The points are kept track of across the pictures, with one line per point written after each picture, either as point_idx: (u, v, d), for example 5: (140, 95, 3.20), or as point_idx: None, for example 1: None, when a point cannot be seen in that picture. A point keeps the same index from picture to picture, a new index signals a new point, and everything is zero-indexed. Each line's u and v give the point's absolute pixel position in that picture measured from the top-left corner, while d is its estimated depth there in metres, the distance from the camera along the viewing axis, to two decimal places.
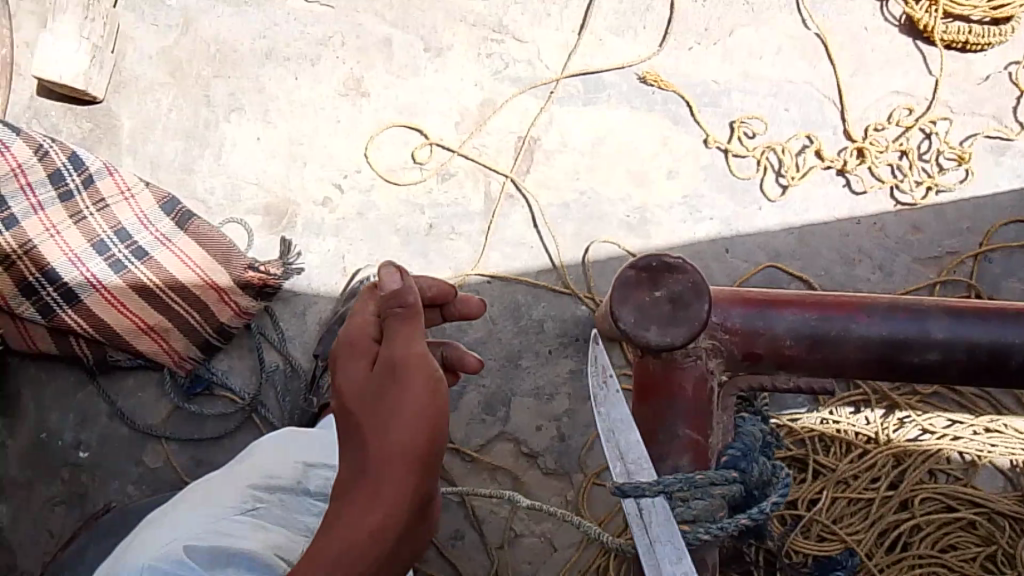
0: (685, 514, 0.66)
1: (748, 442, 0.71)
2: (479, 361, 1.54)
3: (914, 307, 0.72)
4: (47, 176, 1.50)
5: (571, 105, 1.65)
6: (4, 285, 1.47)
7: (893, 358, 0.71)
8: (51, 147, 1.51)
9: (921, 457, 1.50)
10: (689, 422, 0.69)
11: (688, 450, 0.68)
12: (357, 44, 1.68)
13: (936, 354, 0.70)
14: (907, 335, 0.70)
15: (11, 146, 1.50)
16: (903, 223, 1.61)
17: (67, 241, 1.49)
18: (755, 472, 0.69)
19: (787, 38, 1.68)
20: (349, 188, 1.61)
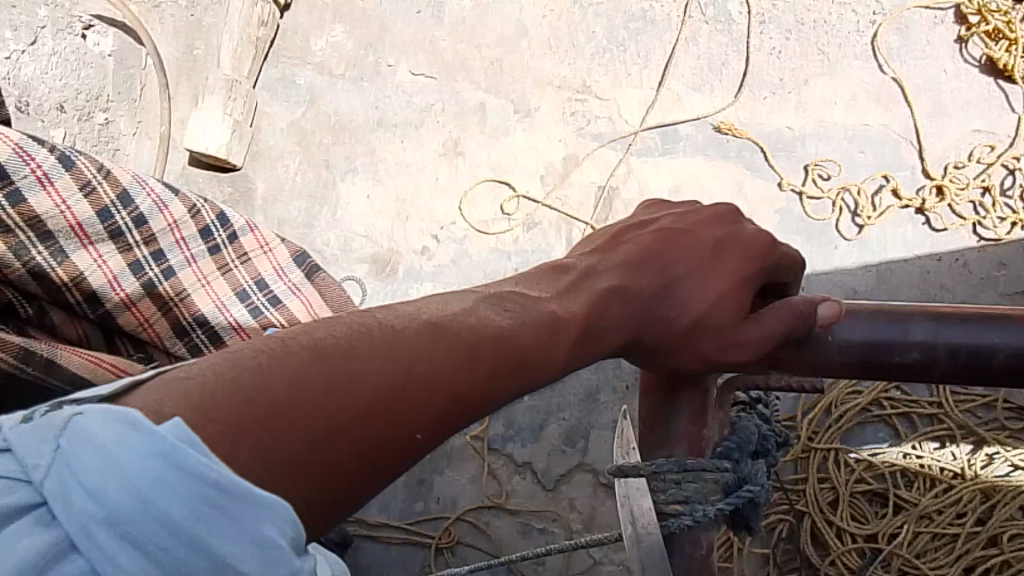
0: (679, 494, 0.65)
1: (745, 437, 0.69)
2: (559, 397, 1.58)
3: (896, 309, 0.71)
4: (198, 230, 1.34)
5: (649, 156, 1.76)
6: (161, 328, 1.26)
7: (875, 359, 0.70)
8: (204, 205, 1.36)
9: (1012, 493, 1.42)
10: (689, 416, 0.69)
11: (687, 441, 0.68)
12: (455, 110, 1.88)
13: (917, 353, 0.69)
14: (887, 338, 0.69)
15: (170, 204, 1.30)
16: (987, 260, 1.59)
17: (216, 290, 1.33)
18: (747, 467, 0.68)
19: (863, 84, 1.74)
20: (445, 238, 1.78)
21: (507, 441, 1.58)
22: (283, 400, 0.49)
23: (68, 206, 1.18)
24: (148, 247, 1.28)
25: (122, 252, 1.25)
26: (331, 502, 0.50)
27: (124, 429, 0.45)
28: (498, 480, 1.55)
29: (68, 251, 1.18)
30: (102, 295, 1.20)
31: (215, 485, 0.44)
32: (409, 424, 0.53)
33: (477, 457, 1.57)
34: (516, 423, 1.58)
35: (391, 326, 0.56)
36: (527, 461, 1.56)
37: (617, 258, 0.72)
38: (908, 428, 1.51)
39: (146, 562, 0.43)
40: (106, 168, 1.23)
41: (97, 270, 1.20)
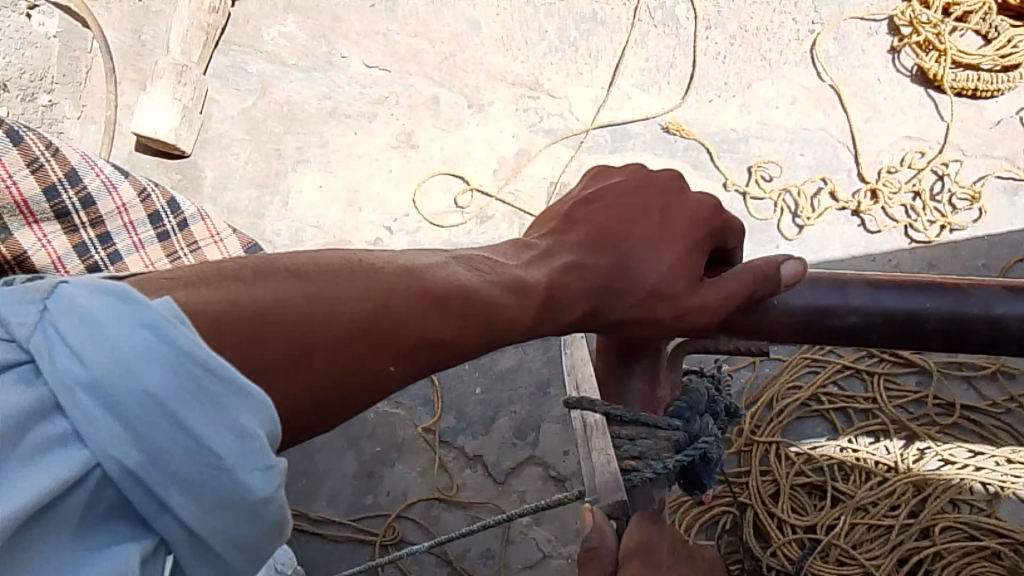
0: (634, 450, 0.71)
1: (695, 398, 0.73)
2: (510, 389, 1.63)
3: (835, 277, 0.72)
4: (148, 216, 1.36)
5: (600, 152, 1.80)
6: None
7: (817, 323, 0.71)
8: (153, 190, 1.37)
9: (942, 487, 1.49)
10: (643, 374, 0.74)
11: (639, 400, 0.73)
12: (408, 103, 1.88)
13: (856, 317, 0.70)
14: (828, 302, 0.70)
15: (119, 186, 1.33)
16: (918, 259, 1.67)
17: None
18: (697, 424, 0.71)
19: (803, 89, 1.82)
20: (398, 230, 1.79)
21: (457, 434, 1.61)
22: (263, 317, 0.52)
23: (13, 182, 1.21)
24: (96, 229, 1.31)
25: (68, 233, 1.28)
26: (307, 410, 0.54)
27: (112, 298, 0.46)
28: (448, 474, 1.58)
29: (10, 228, 1.22)
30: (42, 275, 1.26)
31: (201, 364, 0.46)
32: (377, 357, 0.56)
33: (428, 450, 1.60)
34: (468, 415, 1.62)
35: (367, 267, 0.59)
36: (478, 454, 1.59)
37: (570, 237, 0.70)
38: (845, 422, 1.58)
39: (124, 427, 0.44)
40: (54, 146, 1.25)
41: (40, 250, 1.25)
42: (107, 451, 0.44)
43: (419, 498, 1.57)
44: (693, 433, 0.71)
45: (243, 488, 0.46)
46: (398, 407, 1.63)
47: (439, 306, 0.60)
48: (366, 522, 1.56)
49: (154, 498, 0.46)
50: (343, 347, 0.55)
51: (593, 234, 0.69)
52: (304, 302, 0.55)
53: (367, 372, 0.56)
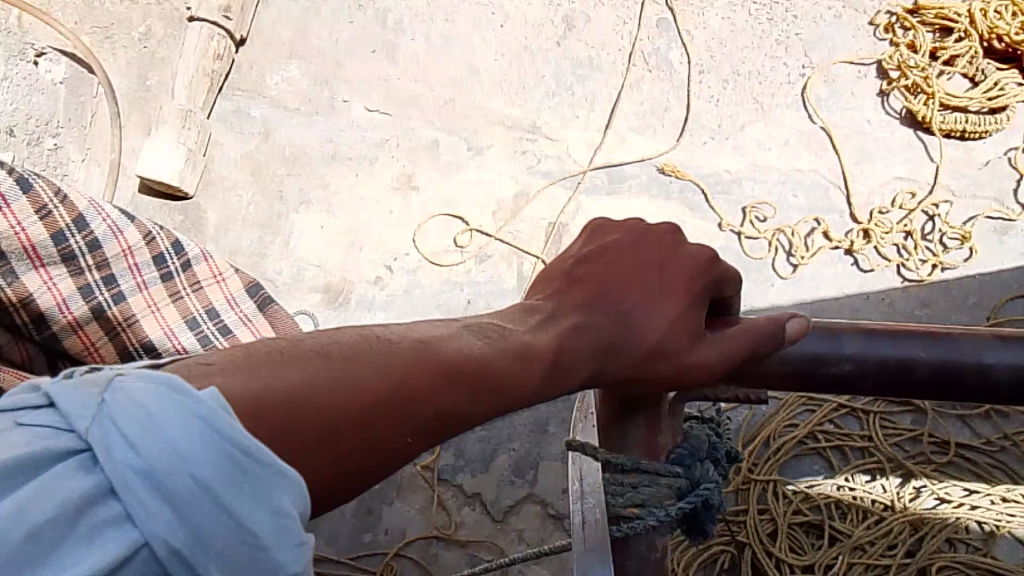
0: (636, 497, 0.74)
1: (695, 445, 0.78)
2: (510, 425, 1.69)
3: (829, 325, 0.73)
4: (152, 257, 1.42)
5: (596, 194, 1.84)
6: (106, 353, 1.32)
7: (813, 372, 0.72)
8: (159, 233, 1.43)
9: (938, 525, 1.50)
10: (644, 424, 0.76)
11: (641, 446, 0.76)
12: (409, 145, 1.92)
13: (850, 365, 0.72)
14: (822, 351, 0.72)
15: (125, 230, 1.38)
16: (911, 299, 1.68)
17: (165, 316, 1.40)
18: (697, 471, 0.76)
19: (795, 132, 1.86)
20: (398, 269, 1.81)
21: (456, 471, 1.66)
22: (297, 409, 0.54)
23: (23, 228, 1.25)
24: (100, 272, 1.35)
25: (74, 276, 1.32)
26: (340, 488, 0.56)
27: (167, 393, 0.46)
28: (446, 512, 1.63)
29: (18, 272, 1.24)
30: (48, 317, 1.25)
31: (246, 451, 0.46)
32: (398, 433, 0.58)
33: (427, 488, 1.65)
34: (467, 452, 1.68)
35: (383, 343, 0.61)
36: (477, 492, 1.64)
37: (574, 299, 0.70)
38: (842, 461, 1.60)
39: (173, 512, 0.44)
40: (64, 193, 1.30)
41: (46, 292, 1.27)
42: (156, 530, 0.43)
43: (417, 536, 1.61)
44: (693, 480, 0.76)
45: (279, 565, 0.47)
46: None
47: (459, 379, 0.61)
48: (364, 561, 1.59)
49: (194, 574, 0.44)
50: (372, 422, 0.57)
51: (591, 294, 0.70)
52: (333, 380, 0.57)
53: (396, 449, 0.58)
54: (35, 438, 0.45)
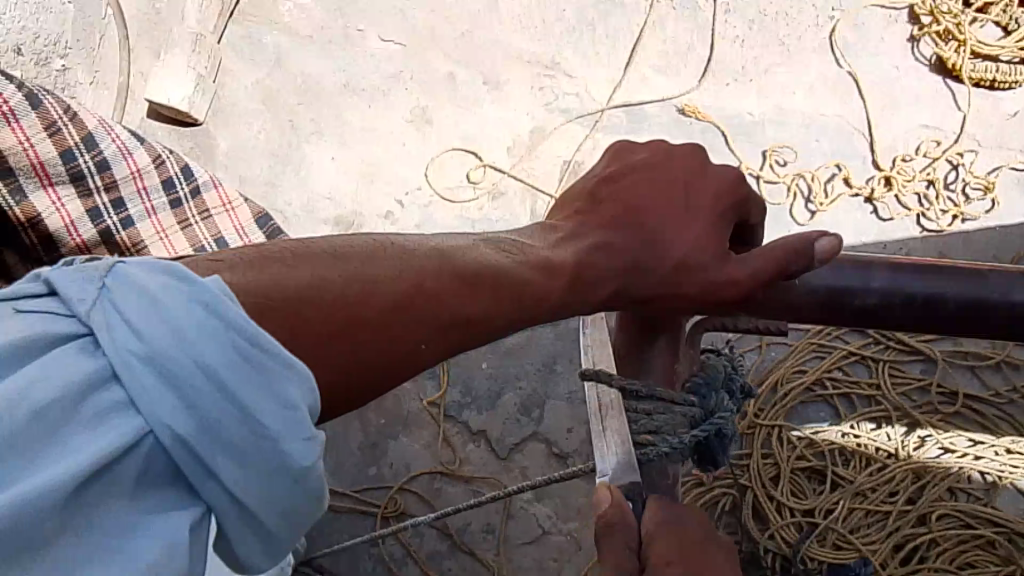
0: (651, 425, 0.74)
1: (713, 374, 0.78)
2: (518, 365, 1.68)
3: (858, 258, 0.69)
4: (161, 182, 1.59)
5: (614, 133, 1.80)
6: None
7: (840, 303, 0.68)
8: (168, 158, 1.60)
9: (940, 474, 1.50)
10: (662, 355, 0.77)
11: (659, 374, 0.77)
12: (424, 79, 1.88)
13: (875, 299, 0.68)
14: (852, 283, 0.68)
15: (134, 153, 1.55)
16: (930, 248, 1.67)
17: (174, 243, 1.59)
18: (713, 401, 0.76)
19: (821, 76, 1.81)
20: (410, 203, 1.78)
21: (463, 408, 1.66)
22: (305, 305, 0.54)
23: (31, 143, 1.42)
24: (110, 195, 1.53)
25: (82, 197, 1.50)
26: (352, 390, 0.56)
27: (171, 280, 0.47)
28: (452, 448, 1.63)
29: (27, 191, 1.44)
30: (59, 239, 1.47)
31: (250, 340, 0.46)
32: (412, 332, 0.58)
33: (433, 423, 1.65)
34: (474, 389, 1.67)
35: (399, 250, 0.61)
36: (483, 429, 1.64)
37: (593, 221, 0.69)
38: (848, 409, 1.59)
39: (180, 399, 0.45)
40: (72, 113, 1.47)
41: (55, 213, 1.46)
42: (161, 417, 0.44)
43: (423, 470, 1.61)
44: (709, 409, 0.76)
45: (287, 458, 0.47)
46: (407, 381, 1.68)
47: (473, 291, 0.61)
48: (370, 494, 1.60)
49: (199, 463, 0.45)
50: (387, 332, 0.57)
51: (618, 213, 0.68)
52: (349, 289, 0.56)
53: (412, 358, 0.58)
54: (35, 322, 0.45)
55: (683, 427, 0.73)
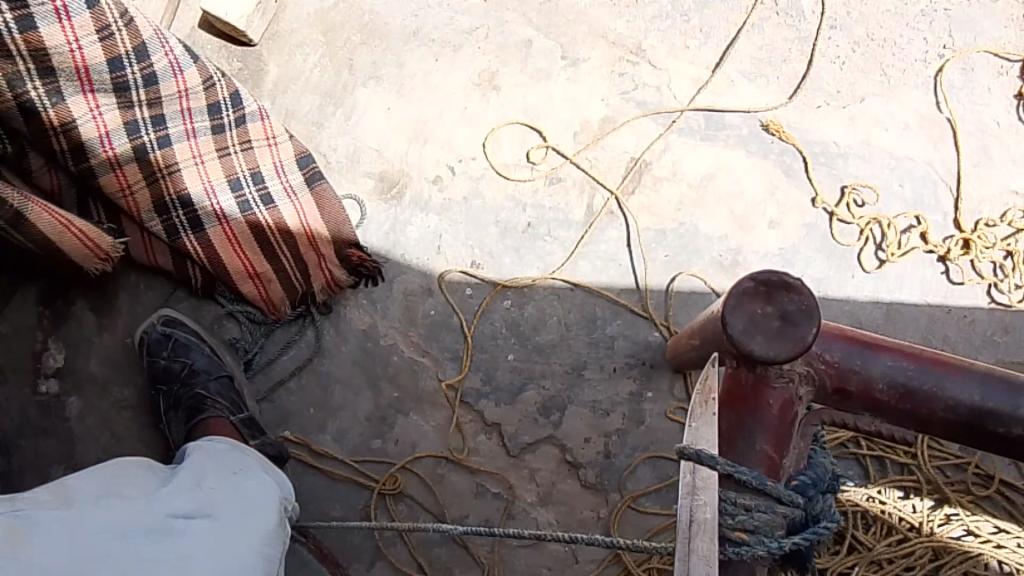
0: (748, 522, 0.72)
1: (819, 475, 0.78)
2: (546, 362, 1.56)
3: (1016, 382, 0.81)
4: (207, 105, 1.49)
5: (690, 137, 1.68)
6: (142, 199, 1.51)
7: (981, 426, 0.81)
8: (219, 81, 1.49)
9: (960, 556, 1.42)
10: (767, 437, 0.78)
11: (763, 462, 0.77)
12: (499, 40, 1.75)
13: (1023, 430, 0.80)
14: (999, 407, 0.80)
15: (185, 70, 1.44)
16: (994, 322, 1.58)
17: (208, 172, 1.51)
18: (819, 505, 0.75)
19: (918, 117, 1.70)
20: (461, 172, 1.67)
21: (481, 397, 1.55)
22: None
23: (79, 46, 1.30)
24: (151, 111, 1.44)
25: (122, 109, 1.41)
26: None
27: None
28: (462, 435, 1.53)
29: (64, 94, 1.35)
30: (89, 148, 1.42)
31: None
32: None
33: (448, 407, 1.55)
34: (496, 380, 1.56)
35: None
36: (497, 422, 1.54)
37: None
38: (878, 471, 1.51)
39: None
40: (128, 18, 1.33)
41: (90, 121, 1.40)
42: None
43: (428, 453, 1.52)
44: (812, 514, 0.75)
45: None
46: (425, 356, 1.57)
47: None
48: (368, 467, 1.52)
49: None
50: None
51: None
52: None
53: None
54: None
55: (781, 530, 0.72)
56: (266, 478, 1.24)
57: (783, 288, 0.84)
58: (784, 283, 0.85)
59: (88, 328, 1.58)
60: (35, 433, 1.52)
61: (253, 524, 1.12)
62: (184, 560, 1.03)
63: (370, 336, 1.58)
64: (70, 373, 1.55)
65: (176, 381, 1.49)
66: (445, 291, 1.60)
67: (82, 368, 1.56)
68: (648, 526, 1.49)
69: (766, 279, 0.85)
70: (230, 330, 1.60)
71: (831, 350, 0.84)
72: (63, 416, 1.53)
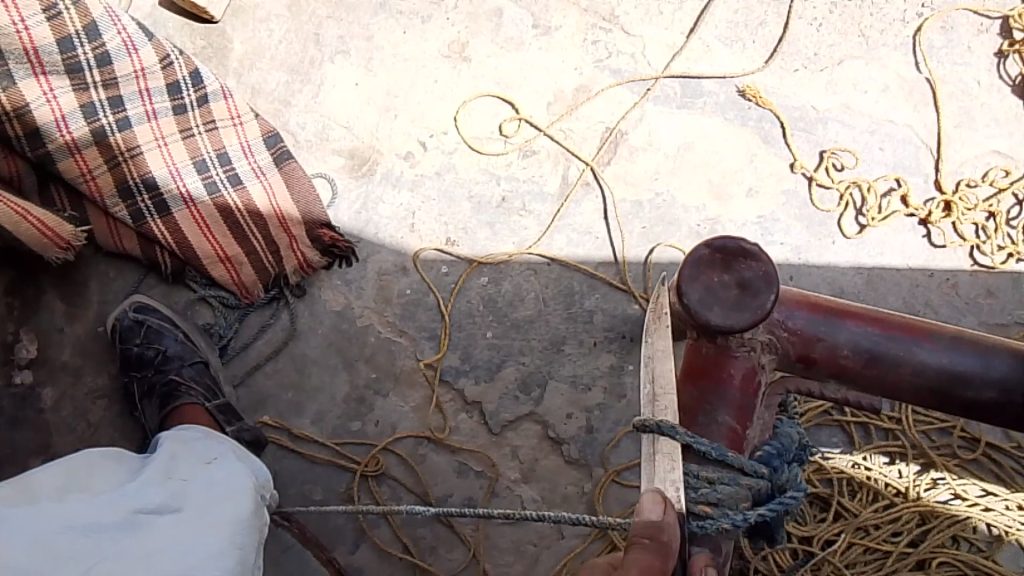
0: (711, 495, 0.69)
1: (784, 445, 0.77)
2: (524, 338, 1.54)
3: (984, 344, 0.75)
4: (166, 85, 1.47)
5: (665, 105, 1.65)
6: (104, 182, 1.46)
7: (950, 390, 0.76)
8: (177, 59, 1.47)
9: (947, 520, 1.41)
10: (731, 410, 0.73)
11: (726, 436, 0.73)
12: (468, 10, 1.70)
13: (993, 393, 0.74)
14: (967, 370, 0.75)
15: (140, 49, 1.43)
16: (977, 285, 1.56)
17: (171, 153, 1.48)
18: (784, 476, 0.74)
19: (897, 77, 1.67)
20: (433, 147, 1.63)
21: (459, 375, 1.53)
22: None
23: (25, 27, 1.32)
24: (107, 92, 1.42)
25: (77, 91, 1.40)
26: None
27: None
28: (442, 414, 1.51)
29: (15, 77, 1.35)
30: (45, 132, 1.40)
31: None
32: None
33: (426, 386, 1.52)
34: (474, 357, 1.54)
35: None
36: (477, 400, 1.52)
37: None
38: (863, 438, 1.50)
39: None
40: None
41: (45, 105, 1.38)
42: None
43: (408, 433, 1.50)
44: (777, 485, 0.73)
45: None
46: (402, 336, 1.54)
47: None
48: (349, 448, 1.50)
49: None
50: None
51: None
52: None
53: None
54: None
55: (746, 502, 0.69)
56: (238, 466, 1.19)
57: (741, 254, 0.75)
58: (742, 247, 0.76)
59: (57, 318, 1.54)
60: (8, 425, 1.49)
61: (218, 515, 1.08)
62: (143, 559, 1.01)
63: (345, 316, 1.55)
64: (43, 363, 1.52)
65: (149, 367, 1.46)
66: (420, 269, 1.58)
67: (53, 358, 1.53)
68: (632, 500, 1.47)
69: (722, 244, 0.76)
70: (203, 315, 1.56)
71: (796, 317, 0.77)
72: (36, 408, 1.50)
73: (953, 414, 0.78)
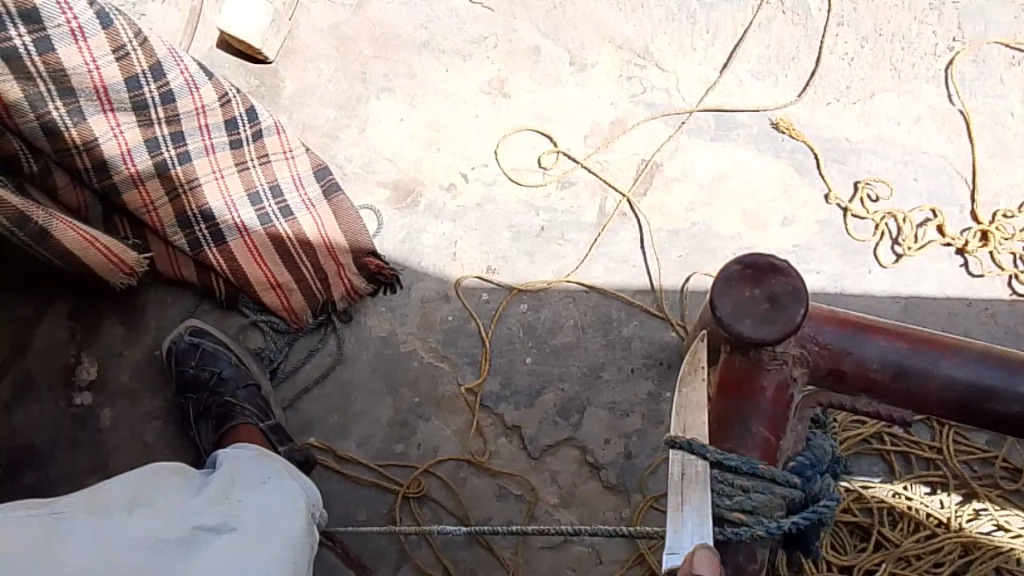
0: (746, 503, 0.74)
1: (817, 456, 0.81)
2: (563, 365, 1.57)
3: (1008, 359, 0.82)
4: (223, 120, 1.53)
5: (699, 137, 1.69)
6: (164, 212, 1.54)
7: (977, 403, 0.81)
8: (234, 96, 1.54)
9: (990, 551, 1.40)
10: (764, 422, 0.79)
11: (759, 446, 0.78)
12: (508, 48, 1.77)
13: (1017, 405, 0.80)
14: (994, 383, 0.81)
15: (200, 87, 1.49)
16: (1016, 313, 1.57)
17: (227, 185, 1.55)
18: (817, 485, 0.78)
19: (930, 109, 1.69)
20: (474, 179, 1.69)
21: (499, 400, 1.56)
22: None
23: (96, 66, 1.36)
24: (169, 127, 1.48)
25: (142, 127, 1.46)
26: None
27: None
28: (483, 439, 1.54)
29: (86, 113, 1.40)
30: (111, 165, 1.46)
31: None
32: None
33: (467, 411, 1.56)
34: (514, 383, 1.57)
35: None
36: (516, 425, 1.55)
37: None
38: (903, 467, 1.50)
39: None
40: (143, 37, 1.39)
41: (111, 139, 1.44)
42: None
43: (450, 457, 1.53)
44: (811, 494, 0.77)
45: None
46: (444, 362, 1.59)
47: None
48: (393, 470, 1.53)
49: None
50: None
51: None
52: None
53: None
54: None
55: (779, 510, 0.73)
56: (290, 484, 1.24)
57: (771, 271, 0.84)
58: (772, 265, 0.85)
59: (116, 342, 1.61)
60: (67, 444, 1.55)
61: (278, 537, 1.13)
62: (205, 575, 1.05)
63: (389, 341, 1.60)
64: (101, 385, 1.59)
65: (205, 390, 1.52)
66: (462, 296, 1.62)
67: (112, 380, 1.59)
68: None
69: (753, 262, 0.86)
70: (254, 340, 1.63)
71: (825, 333, 0.84)
72: (94, 427, 1.56)
73: (978, 426, 0.83)
